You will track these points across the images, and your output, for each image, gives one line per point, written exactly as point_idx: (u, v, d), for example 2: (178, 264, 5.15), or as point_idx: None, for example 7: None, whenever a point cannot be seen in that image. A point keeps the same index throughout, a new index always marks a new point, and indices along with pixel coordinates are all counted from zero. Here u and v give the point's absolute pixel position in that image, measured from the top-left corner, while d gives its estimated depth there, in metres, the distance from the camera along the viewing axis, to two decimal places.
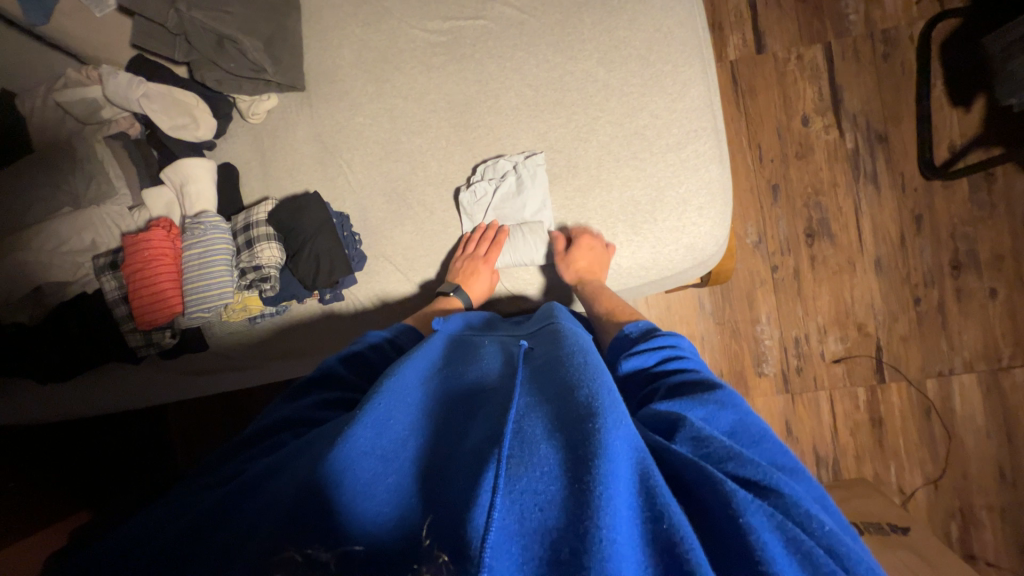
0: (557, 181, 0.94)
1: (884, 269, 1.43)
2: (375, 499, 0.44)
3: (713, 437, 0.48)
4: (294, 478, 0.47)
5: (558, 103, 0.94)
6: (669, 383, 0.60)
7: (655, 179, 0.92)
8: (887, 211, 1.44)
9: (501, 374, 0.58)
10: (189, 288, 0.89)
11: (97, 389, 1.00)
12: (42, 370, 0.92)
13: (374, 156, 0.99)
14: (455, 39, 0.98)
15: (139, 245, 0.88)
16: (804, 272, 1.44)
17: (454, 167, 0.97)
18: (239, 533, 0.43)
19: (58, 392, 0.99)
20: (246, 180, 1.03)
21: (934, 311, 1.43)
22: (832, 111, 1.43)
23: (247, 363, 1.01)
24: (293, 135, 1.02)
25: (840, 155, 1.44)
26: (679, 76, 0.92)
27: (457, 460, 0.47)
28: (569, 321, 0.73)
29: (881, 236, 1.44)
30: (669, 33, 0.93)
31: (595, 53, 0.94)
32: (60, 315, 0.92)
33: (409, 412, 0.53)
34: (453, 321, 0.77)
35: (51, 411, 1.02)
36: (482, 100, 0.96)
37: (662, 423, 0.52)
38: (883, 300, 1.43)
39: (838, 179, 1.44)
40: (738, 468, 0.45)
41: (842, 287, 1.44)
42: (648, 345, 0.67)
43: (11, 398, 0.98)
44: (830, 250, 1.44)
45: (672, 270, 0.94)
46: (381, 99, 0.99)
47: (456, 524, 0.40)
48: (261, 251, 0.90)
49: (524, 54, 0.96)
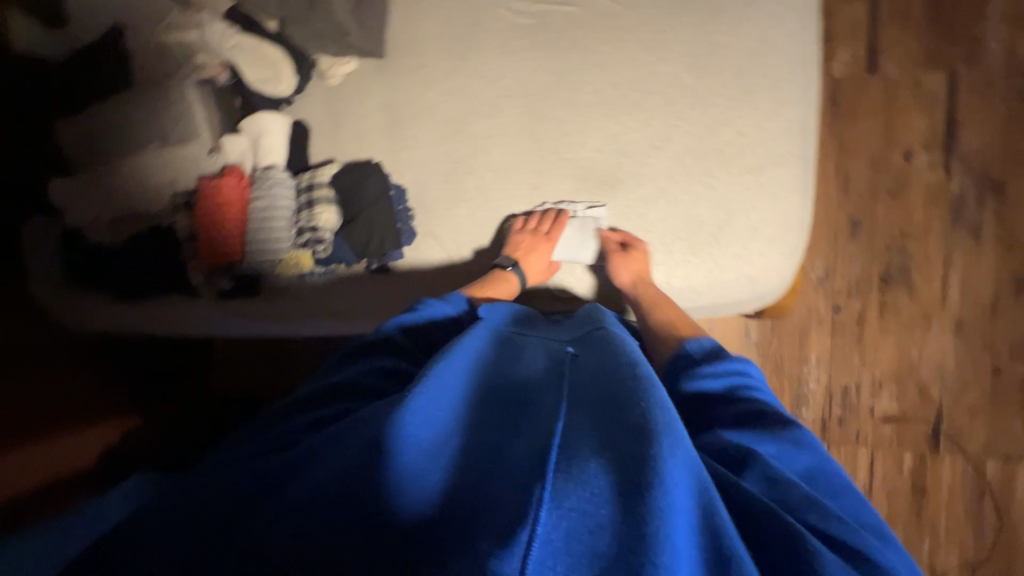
0: (620, 187, 0.90)
1: (964, 331, 1.29)
2: (415, 483, 0.43)
3: (788, 482, 0.48)
4: (341, 452, 0.47)
5: (636, 105, 0.89)
6: (737, 408, 0.59)
7: (726, 200, 0.86)
8: (983, 268, 1.28)
9: (548, 376, 0.56)
10: (254, 240, 0.93)
11: (157, 316, 1.08)
12: (120, 288, 1.04)
13: (440, 133, 0.99)
14: (541, 24, 0.94)
15: (212, 191, 0.91)
16: (869, 319, 1.32)
17: (517, 157, 0.95)
18: (280, 507, 0.44)
19: (128, 311, 1.09)
20: (316, 141, 1.06)
21: (1012, 386, 1.28)
22: (942, 149, 1.28)
23: (287, 313, 1.02)
24: (366, 103, 1.03)
25: (940, 199, 1.29)
26: (776, 94, 0.85)
27: (500, 457, 0.45)
28: (616, 329, 0.70)
29: (970, 295, 1.29)
30: (773, 45, 0.85)
31: (686, 56, 0.87)
32: (134, 243, 1.01)
33: (454, 401, 0.52)
34: (498, 312, 0.76)
35: (118, 325, 1.11)
36: (556, 91, 0.93)
37: (727, 453, 0.52)
38: (955, 365, 1.30)
39: (932, 224, 1.29)
40: (811, 516, 0.46)
41: (910, 342, 1.31)
42: (716, 369, 0.64)
43: (89, 308, 1.09)
44: (905, 300, 1.31)
45: (724, 300, 0.88)
46: (455, 78, 0.98)
47: (497, 525, 0.39)
48: (319, 213, 0.92)
49: (609, 48, 0.90)
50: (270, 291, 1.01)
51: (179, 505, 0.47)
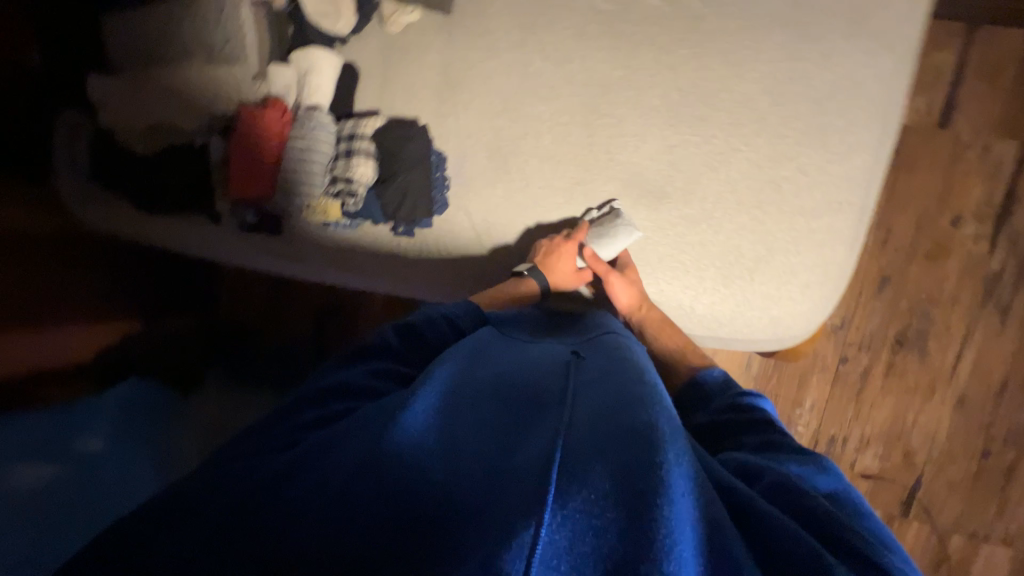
0: (665, 200, 0.87)
1: (964, 408, 1.28)
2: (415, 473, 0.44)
3: (799, 490, 0.50)
4: (350, 450, 0.47)
5: (701, 119, 0.85)
6: (755, 438, 0.63)
7: (772, 237, 0.83)
8: (1001, 349, 1.26)
9: (554, 377, 0.56)
10: (288, 180, 0.91)
11: (173, 233, 1.06)
12: (141, 197, 1.02)
13: (492, 107, 0.95)
14: (621, 11, 0.88)
15: (253, 121, 0.90)
16: (874, 376, 1.31)
17: (566, 148, 0.91)
18: (288, 502, 0.43)
19: (144, 221, 1.07)
20: (363, 89, 1.02)
21: (997, 470, 1.28)
22: (993, 223, 1.24)
23: (304, 258, 0.99)
24: (421, 58, 0.98)
25: (977, 272, 1.25)
26: (851, 137, 0.80)
27: (507, 453, 0.45)
28: (619, 337, 0.72)
29: (980, 373, 1.27)
30: (861, 84, 0.79)
31: (766, 77, 0.82)
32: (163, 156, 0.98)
33: (455, 400, 0.52)
34: (506, 314, 0.79)
35: (132, 233, 1.10)
36: (621, 87, 0.88)
37: (743, 471, 0.55)
38: (947, 438, 1.29)
39: (962, 296, 1.26)
40: (823, 526, 0.46)
41: (908, 407, 1.30)
42: (730, 405, 0.70)
43: (107, 209, 1.08)
44: (914, 366, 1.29)
45: (743, 335, 0.86)
46: (519, 50, 0.93)
47: (504, 517, 0.39)
48: (357, 166, 0.89)
49: (687, 52, 0.85)
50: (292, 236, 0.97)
51: (180, 520, 0.44)
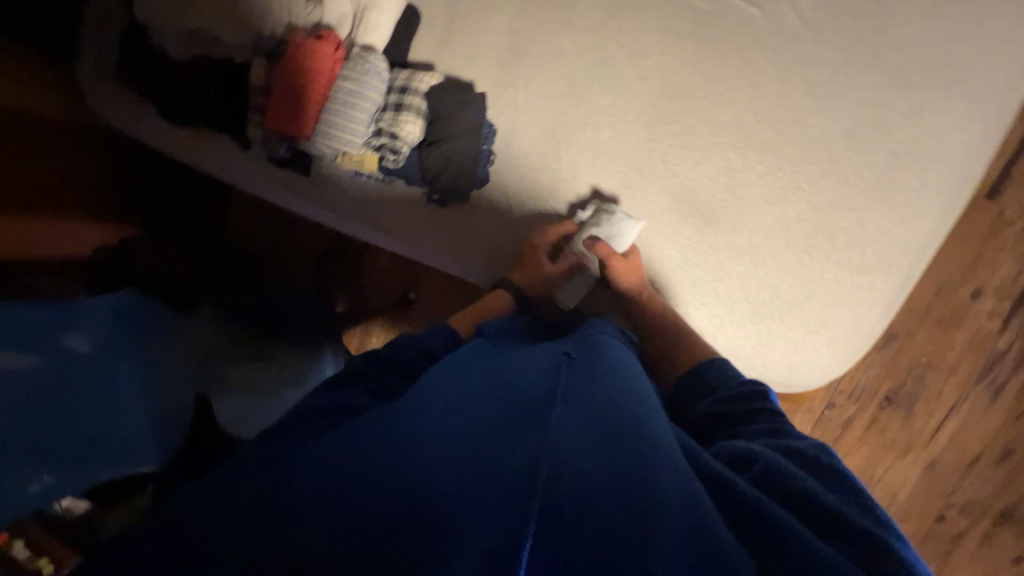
0: (713, 225, 0.84)
1: (933, 473, 1.32)
2: (404, 473, 0.45)
3: (788, 477, 0.52)
4: (345, 446, 0.48)
5: (770, 149, 0.81)
6: (757, 425, 0.63)
7: (811, 285, 0.81)
8: (984, 426, 1.28)
9: (547, 389, 0.57)
10: (330, 123, 0.84)
11: (200, 150, 1.04)
12: (167, 105, 0.96)
13: (555, 87, 0.89)
14: (714, 14, 0.82)
15: (304, 50, 0.81)
16: (854, 426, 1.34)
17: (624, 148, 0.87)
18: (287, 492, 0.44)
19: (169, 130, 1.03)
20: (421, 38, 0.95)
21: (947, 536, 1.35)
22: (1012, 303, 1.22)
23: (331, 205, 0.99)
24: (489, 18, 0.92)
25: (981, 347, 1.25)
26: (919, 200, 0.77)
27: (502, 462, 0.47)
28: (611, 343, 0.71)
29: (957, 444, 1.30)
30: (945, 147, 0.75)
31: (848, 119, 0.78)
32: (197, 67, 0.92)
33: (449, 408, 0.54)
34: (497, 327, 0.75)
35: (152, 139, 1.06)
36: (695, 96, 0.83)
37: (737, 458, 0.57)
38: (906, 495, 1.35)
39: (960, 367, 1.27)
40: (812, 510, 0.49)
41: (878, 462, 1.34)
42: (730, 393, 0.69)
43: (127, 109, 1.03)
44: (896, 424, 1.32)
45: (757, 374, 0.85)
46: (597, 33, 0.87)
47: (493, 522, 0.42)
48: (404, 122, 0.84)
49: (772, 74, 0.80)
50: (322, 178, 0.96)
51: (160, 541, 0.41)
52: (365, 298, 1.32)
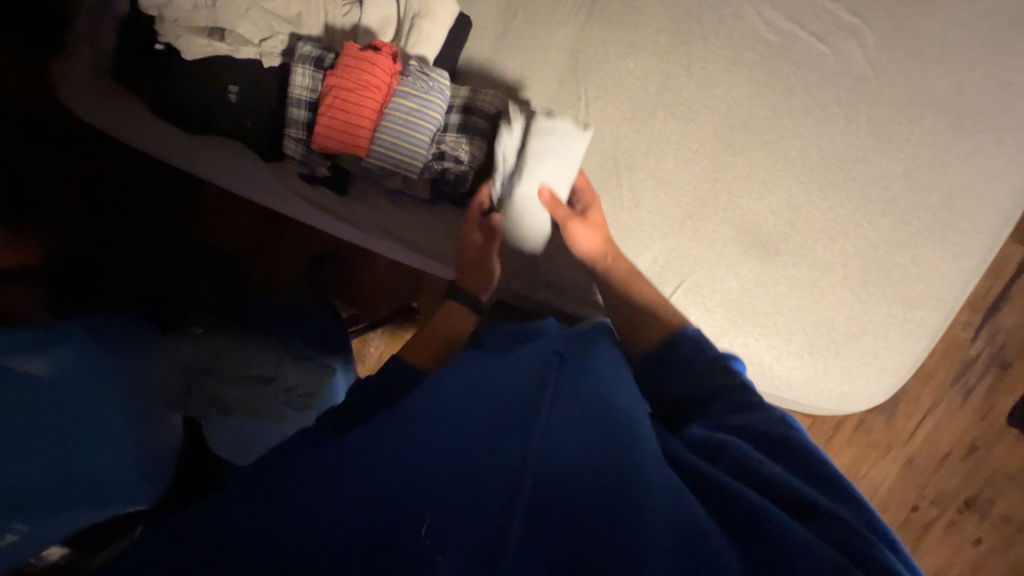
0: (775, 257, 0.84)
1: (910, 469, 1.21)
2: (345, 488, 0.38)
3: (752, 464, 0.48)
4: (298, 470, 0.42)
5: (833, 184, 0.83)
6: (724, 402, 0.59)
7: (867, 318, 0.84)
8: (953, 427, 1.18)
9: (517, 390, 0.52)
10: (385, 140, 0.76)
11: (203, 160, 0.90)
12: (165, 107, 0.83)
13: (618, 111, 0.86)
14: (783, 47, 0.83)
15: (361, 64, 0.75)
16: (844, 429, 1.21)
17: (687, 177, 0.85)
18: (227, 517, 0.38)
19: (162, 132, 0.89)
20: (472, 48, 0.89)
21: (918, 525, 1.22)
22: (981, 312, 1.16)
23: (355, 220, 0.90)
24: (550, 33, 0.88)
25: (955, 353, 1.17)
26: (967, 240, 0.81)
27: (462, 466, 0.41)
28: (588, 338, 0.67)
29: (931, 443, 1.19)
30: (993, 191, 0.81)
31: (907, 160, 0.82)
32: (205, 68, 0.78)
33: (410, 415, 0.48)
34: (500, 333, 0.70)
35: (137, 141, 0.91)
36: (762, 128, 0.84)
37: (705, 446, 0.53)
38: (886, 494, 1.22)
39: (936, 373, 1.18)
40: (784, 497, 0.44)
41: (863, 462, 1.22)
42: (702, 372, 0.64)
43: (107, 104, 0.88)
44: (880, 424, 1.21)
45: (810, 403, 0.86)
46: (666, 58, 0.86)
47: (458, 524, 0.36)
48: (467, 146, 0.80)
49: (837, 111, 0.82)
50: (355, 195, 0.89)
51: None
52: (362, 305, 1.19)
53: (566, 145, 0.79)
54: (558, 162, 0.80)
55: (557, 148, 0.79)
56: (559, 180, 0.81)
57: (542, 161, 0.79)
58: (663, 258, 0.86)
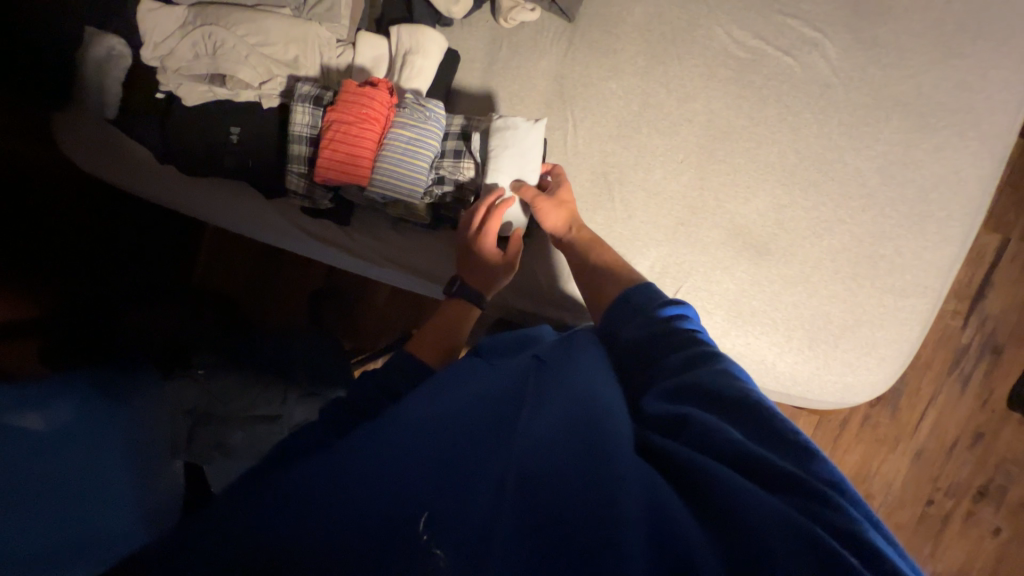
0: (767, 258, 0.87)
1: (921, 460, 1.21)
2: (303, 507, 0.38)
3: (710, 432, 0.44)
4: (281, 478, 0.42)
5: (814, 184, 0.87)
6: (677, 358, 0.55)
7: (859, 309, 0.86)
8: (957, 414, 1.20)
9: (484, 395, 0.49)
10: (385, 169, 0.80)
11: (202, 201, 0.92)
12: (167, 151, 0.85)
13: (605, 129, 0.91)
14: (753, 62, 0.89)
15: (359, 99, 0.79)
16: (852, 423, 1.22)
17: (675, 186, 0.89)
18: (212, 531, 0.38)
19: (161, 176, 0.91)
20: (461, 79, 0.94)
21: (936, 518, 1.21)
22: (969, 299, 1.19)
23: (352, 248, 0.92)
24: (534, 61, 0.93)
25: (949, 342, 1.20)
26: (945, 228, 0.86)
27: (411, 476, 0.40)
28: (571, 337, 0.64)
29: (938, 431, 1.20)
30: (964, 182, 0.86)
31: (880, 157, 0.87)
32: (209, 115, 0.83)
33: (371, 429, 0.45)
34: (496, 342, 0.66)
35: (137, 186, 0.93)
36: (740, 137, 0.89)
37: (665, 417, 0.48)
38: (901, 487, 1.22)
39: (933, 361, 1.21)
40: (752, 468, 0.41)
41: (873, 455, 1.22)
42: (654, 328, 0.61)
43: (110, 153, 0.91)
44: (885, 417, 1.22)
45: (814, 397, 0.87)
46: (647, 79, 0.91)
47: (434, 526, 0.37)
48: (466, 170, 0.85)
49: (810, 117, 0.88)
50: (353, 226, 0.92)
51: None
52: (361, 333, 1.19)
53: (525, 138, 0.84)
54: (521, 153, 0.83)
55: (516, 141, 0.83)
56: (521, 168, 0.84)
57: (504, 151, 0.83)
58: (659, 265, 0.88)
